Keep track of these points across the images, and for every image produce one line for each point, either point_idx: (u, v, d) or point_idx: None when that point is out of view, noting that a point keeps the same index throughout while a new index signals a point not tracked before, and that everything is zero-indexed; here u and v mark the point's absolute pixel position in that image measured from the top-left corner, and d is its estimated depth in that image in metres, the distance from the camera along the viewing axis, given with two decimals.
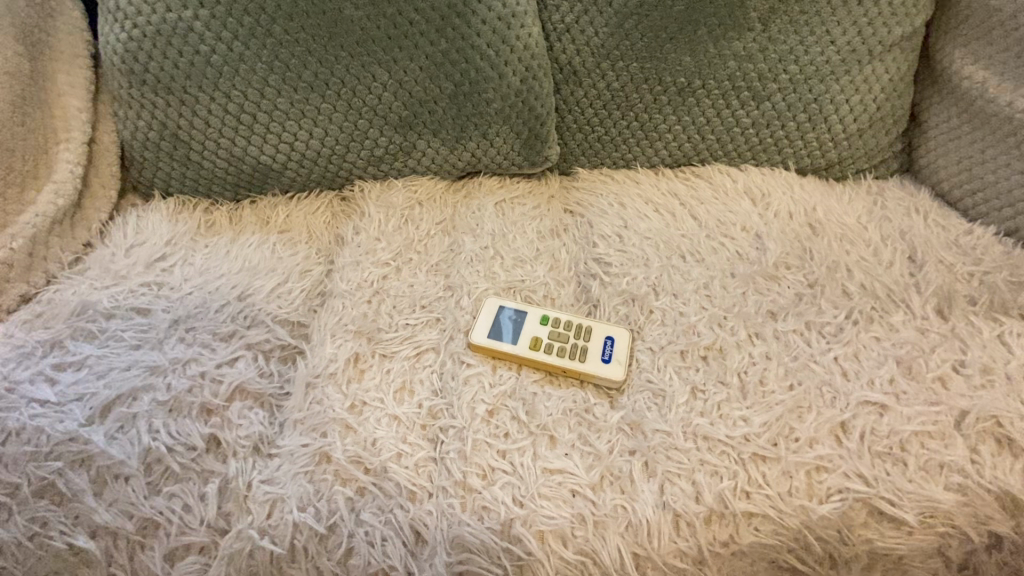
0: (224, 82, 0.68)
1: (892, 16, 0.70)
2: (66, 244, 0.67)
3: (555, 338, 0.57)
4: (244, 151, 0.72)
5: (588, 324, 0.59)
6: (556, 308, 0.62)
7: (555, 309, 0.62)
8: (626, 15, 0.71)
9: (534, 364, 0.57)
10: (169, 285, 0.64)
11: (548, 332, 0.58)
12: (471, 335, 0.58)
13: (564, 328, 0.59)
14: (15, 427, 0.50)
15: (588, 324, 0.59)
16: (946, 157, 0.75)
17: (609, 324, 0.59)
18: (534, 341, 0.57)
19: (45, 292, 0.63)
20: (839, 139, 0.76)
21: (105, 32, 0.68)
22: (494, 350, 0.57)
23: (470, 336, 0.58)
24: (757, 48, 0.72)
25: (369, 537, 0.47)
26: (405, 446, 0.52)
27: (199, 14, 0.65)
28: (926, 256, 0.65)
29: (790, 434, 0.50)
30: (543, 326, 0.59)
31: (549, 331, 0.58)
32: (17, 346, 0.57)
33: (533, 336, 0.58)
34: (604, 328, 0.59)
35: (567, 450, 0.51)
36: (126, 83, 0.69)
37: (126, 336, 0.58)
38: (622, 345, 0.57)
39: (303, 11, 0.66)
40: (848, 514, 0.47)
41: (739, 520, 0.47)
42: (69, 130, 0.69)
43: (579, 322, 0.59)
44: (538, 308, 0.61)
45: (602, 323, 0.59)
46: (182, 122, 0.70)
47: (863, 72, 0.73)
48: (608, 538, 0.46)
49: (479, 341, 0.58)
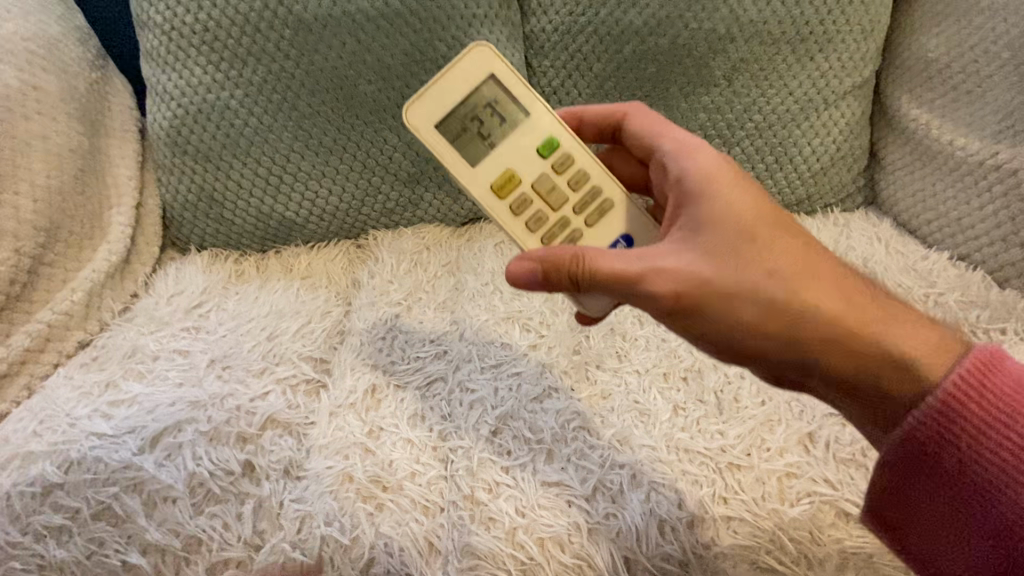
0: (254, 149, 0.78)
1: (841, 69, 0.79)
2: (117, 295, 0.75)
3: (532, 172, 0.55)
4: (271, 208, 0.80)
5: (575, 191, 0.56)
6: (566, 135, 0.56)
7: (568, 132, 0.56)
8: (605, 78, 0.81)
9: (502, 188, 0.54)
10: (206, 329, 0.72)
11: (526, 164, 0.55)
12: (412, 107, 0.52)
13: (548, 164, 0.56)
14: (77, 457, 0.58)
15: (579, 167, 0.56)
16: (903, 190, 0.82)
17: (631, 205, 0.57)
18: (509, 172, 0.54)
19: (98, 338, 0.71)
20: (805, 178, 0.84)
21: (154, 111, 0.78)
22: (457, 151, 0.54)
23: (410, 108, 0.52)
24: (723, 101, 0.81)
25: (389, 547, 0.54)
26: (418, 465, 0.58)
27: (235, 94, 0.75)
28: (886, 281, 0.73)
29: (763, 445, 0.57)
30: (524, 155, 0.55)
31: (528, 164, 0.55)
32: (77, 387, 0.65)
33: (508, 166, 0.55)
34: (602, 199, 0.56)
35: (563, 464, 0.57)
36: (170, 153, 0.79)
37: (170, 375, 0.66)
38: (617, 226, 0.56)
39: (323, 88, 0.76)
40: (817, 515, 0.53)
41: (718, 523, 0.53)
42: (120, 195, 0.78)
43: (565, 180, 0.56)
44: (540, 123, 0.55)
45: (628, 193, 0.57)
46: (217, 185, 0.79)
47: (821, 118, 0.81)
48: (601, 542, 0.53)
49: (436, 132, 0.53)
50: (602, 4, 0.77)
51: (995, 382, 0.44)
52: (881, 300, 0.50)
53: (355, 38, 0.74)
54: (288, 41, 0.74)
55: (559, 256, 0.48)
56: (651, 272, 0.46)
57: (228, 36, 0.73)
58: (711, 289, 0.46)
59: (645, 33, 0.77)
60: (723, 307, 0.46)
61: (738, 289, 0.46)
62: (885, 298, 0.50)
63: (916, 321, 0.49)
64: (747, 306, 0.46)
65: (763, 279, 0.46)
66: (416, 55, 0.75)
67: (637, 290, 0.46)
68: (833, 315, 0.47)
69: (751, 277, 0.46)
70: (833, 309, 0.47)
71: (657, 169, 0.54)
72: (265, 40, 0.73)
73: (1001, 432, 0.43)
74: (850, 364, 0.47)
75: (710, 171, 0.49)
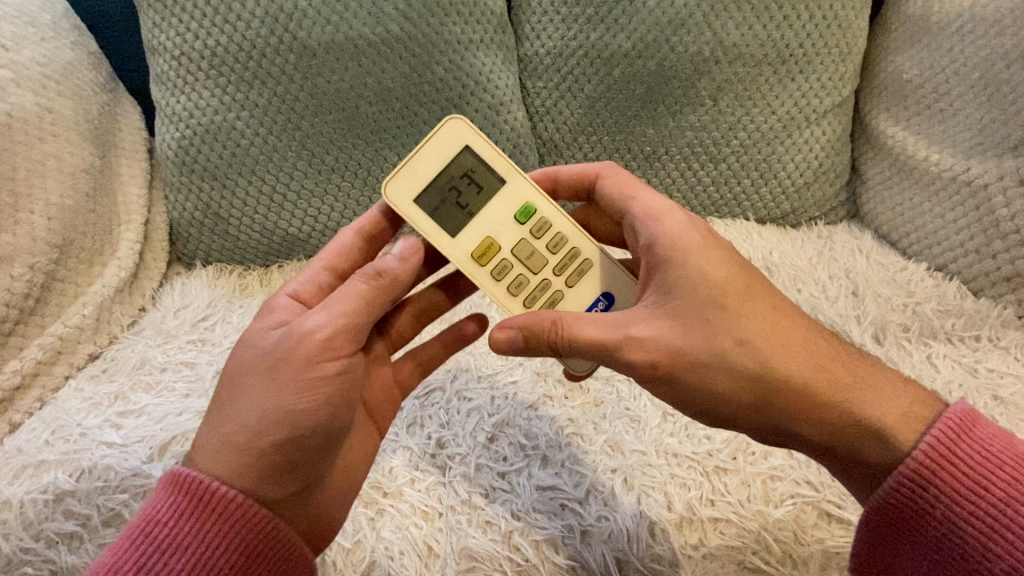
0: (259, 168, 0.81)
1: (822, 89, 0.83)
2: (126, 309, 0.78)
3: (511, 241, 0.57)
4: (275, 224, 0.83)
5: (553, 254, 0.58)
6: (541, 200, 0.58)
7: (544, 197, 0.58)
8: (596, 98, 0.84)
9: (479, 258, 0.56)
10: (212, 341, 0.74)
11: (506, 233, 0.57)
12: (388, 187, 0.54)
13: (527, 231, 0.58)
14: (88, 465, 0.60)
15: (560, 232, 0.58)
16: (883, 204, 0.85)
17: (608, 267, 0.59)
18: (487, 241, 0.56)
19: (109, 350, 0.74)
20: (789, 193, 0.87)
21: (162, 132, 0.81)
22: (435, 225, 0.55)
23: (386, 188, 0.54)
24: (709, 119, 0.84)
25: (389, 551, 0.55)
26: (417, 472, 0.60)
27: (241, 116, 0.78)
28: (866, 291, 0.77)
29: (748, 449, 0.60)
30: (503, 222, 0.57)
31: (507, 233, 0.57)
32: (87, 398, 0.67)
33: (487, 235, 0.57)
34: (579, 260, 0.59)
35: (557, 469, 0.60)
36: (177, 172, 0.81)
37: (177, 386, 0.68)
38: (595, 288, 0.59)
39: (326, 109, 0.79)
40: (799, 516, 0.56)
41: (706, 524, 0.56)
42: (129, 213, 0.81)
43: (543, 244, 0.58)
44: (518, 189, 0.57)
45: (604, 253, 0.59)
46: (223, 202, 0.82)
47: (803, 136, 0.85)
48: (593, 544, 0.55)
49: (413, 210, 0.55)
50: (592, 28, 0.81)
51: (965, 440, 0.47)
52: (851, 363, 0.52)
53: (356, 62, 0.77)
54: (293, 65, 0.76)
55: (536, 323, 0.50)
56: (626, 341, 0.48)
57: (235, 60, 0.76)
58: (685, 359, 0.48)
59: (633, 55, 0.80)
60: (697, 375, 0.49)
61: (710, 357, 0.48)
62: (855, 360, 0.53)
63: (886, 387, 0.51)
64: (719, 372, 0.49)
65: (734, 348, 0.48)
66: (415, 78, 0.79)
67: (614, 358, 0.48)
68: (803, 381, 0.49)
69: (723, 345, 0.48)
70: (803, 372, 0.50)
71: (628, 230, 0.56)
72: (270, 64, 0.76)
73: (971, 487, 0.45)
74: (820, 428, 0.50)
75: (682, 240, 0.51)
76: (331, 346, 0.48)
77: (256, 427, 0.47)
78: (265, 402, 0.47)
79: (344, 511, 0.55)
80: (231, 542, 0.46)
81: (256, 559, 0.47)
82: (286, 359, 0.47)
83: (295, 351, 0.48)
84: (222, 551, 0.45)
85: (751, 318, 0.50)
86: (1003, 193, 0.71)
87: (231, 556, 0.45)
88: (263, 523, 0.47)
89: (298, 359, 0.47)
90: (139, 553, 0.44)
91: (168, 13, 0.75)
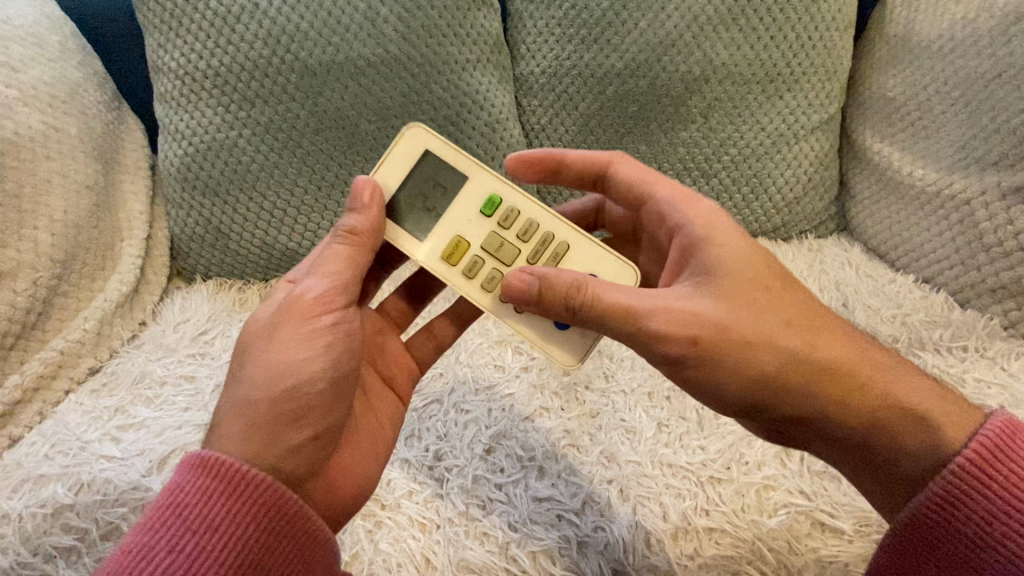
0: (260, 184, 0.82)
1: (808, 107, 0.86)
2: (126, 323, 0.78)
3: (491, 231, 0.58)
4: (274, 240, 0.84)
5: (523, 244, 0.58)
6: (508, 192, 0.59)
7: (510, 189, 0.59)
8: (590, 116, 0.86)
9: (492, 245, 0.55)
10: (211, 356, 0.75)
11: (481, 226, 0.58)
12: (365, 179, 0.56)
13: (506, 223, 0.58)
14: (88, 478, 0.61)
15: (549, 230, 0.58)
16: (870, 217, 0.87)
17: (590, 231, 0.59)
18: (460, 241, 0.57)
19: (109, 364, 0.74)
20: (779, 207, 0.89)
21: (165, 149, 0.82)
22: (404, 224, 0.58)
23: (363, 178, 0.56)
24: (700, 136, 0.86)
25: (386, 563, 0.56)
26: (415, 484, 0.61)
27: (242, 134, 0.80)
28: (856, 303, 0.79)
29: (741, 459, 0.61)
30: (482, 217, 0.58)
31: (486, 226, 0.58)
32: (87, 412, 0.68)
33: (457, 234, 0.58)
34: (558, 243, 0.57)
35: (554, 480, 0.60)
36: (178, 188, 0.83)
37: (177, 401, 0.70)
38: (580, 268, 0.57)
39: (326, 127, 0.81)
40: (793, 525, 0.57)
41: (701, 535, 0.57)
42: (131, 229, 0.82)
43: (477, 283, 0.57)
44: (483, 184, 0.59)
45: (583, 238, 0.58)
46: (223, 218, 0.83)
47: (792, 151, 0.87)
48: (590, 554, 0.56)
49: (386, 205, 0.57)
50: (585, 49, 0.83)
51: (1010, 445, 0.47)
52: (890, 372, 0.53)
53: (356, 81, 0.79)
54: (294, 85, 0.78)
55: (560, 282, 0.49)
56: (650, 322, 0.47)
57: (238, 80, 0.78)
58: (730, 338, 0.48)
59: (626, 75, 0.83)
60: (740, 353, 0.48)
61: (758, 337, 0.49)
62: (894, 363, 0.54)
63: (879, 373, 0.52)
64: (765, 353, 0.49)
65: (782, 330, 0.50)
66: (414, 97, 0.81)
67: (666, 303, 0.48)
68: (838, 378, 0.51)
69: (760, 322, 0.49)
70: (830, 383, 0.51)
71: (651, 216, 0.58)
72: (272, 84, 0.78)
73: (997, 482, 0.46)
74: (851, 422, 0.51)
75: (710, 221, 0.53)
76: (323, 301, 0.52)
77: (269, 378, 0.50)
78: (269, 355, 0.51)
79: (372, 480, 0.56)
80: (244, 527, 0.44)
81: (289, 526, 0.46)
82: (285, 317, 0.52)
83: (286, 313, 0.52)
84: (252, 522, 0.45)
85: (794, 296, 0.52)
86: (986, 207, 0.73)
87: (264, 524, 0.45)
88: (261, 478, 0.46)
89: (297, 313, 0.52)
90: (165, 534, 0.43)
91: (173, 33, 0.77)
